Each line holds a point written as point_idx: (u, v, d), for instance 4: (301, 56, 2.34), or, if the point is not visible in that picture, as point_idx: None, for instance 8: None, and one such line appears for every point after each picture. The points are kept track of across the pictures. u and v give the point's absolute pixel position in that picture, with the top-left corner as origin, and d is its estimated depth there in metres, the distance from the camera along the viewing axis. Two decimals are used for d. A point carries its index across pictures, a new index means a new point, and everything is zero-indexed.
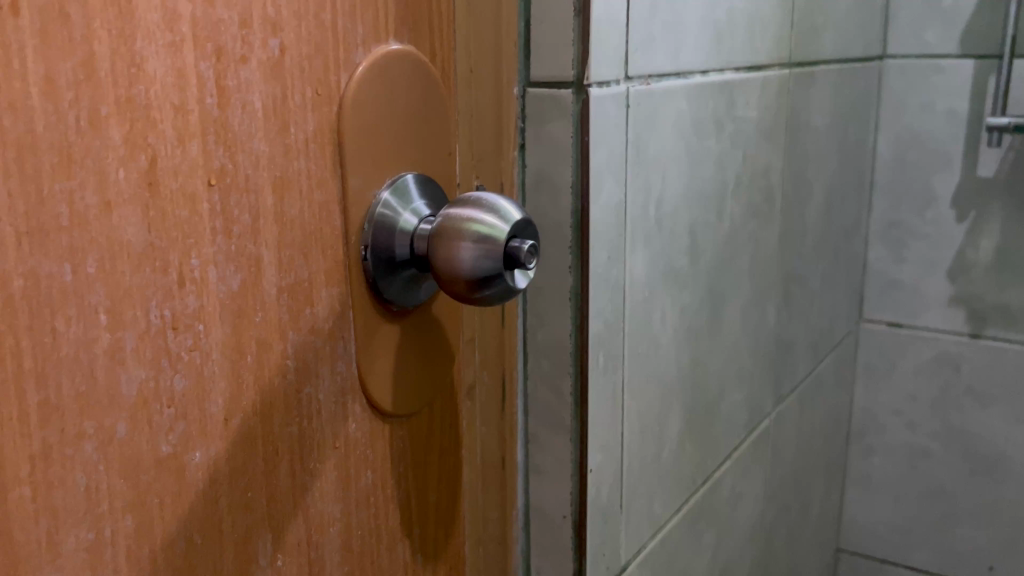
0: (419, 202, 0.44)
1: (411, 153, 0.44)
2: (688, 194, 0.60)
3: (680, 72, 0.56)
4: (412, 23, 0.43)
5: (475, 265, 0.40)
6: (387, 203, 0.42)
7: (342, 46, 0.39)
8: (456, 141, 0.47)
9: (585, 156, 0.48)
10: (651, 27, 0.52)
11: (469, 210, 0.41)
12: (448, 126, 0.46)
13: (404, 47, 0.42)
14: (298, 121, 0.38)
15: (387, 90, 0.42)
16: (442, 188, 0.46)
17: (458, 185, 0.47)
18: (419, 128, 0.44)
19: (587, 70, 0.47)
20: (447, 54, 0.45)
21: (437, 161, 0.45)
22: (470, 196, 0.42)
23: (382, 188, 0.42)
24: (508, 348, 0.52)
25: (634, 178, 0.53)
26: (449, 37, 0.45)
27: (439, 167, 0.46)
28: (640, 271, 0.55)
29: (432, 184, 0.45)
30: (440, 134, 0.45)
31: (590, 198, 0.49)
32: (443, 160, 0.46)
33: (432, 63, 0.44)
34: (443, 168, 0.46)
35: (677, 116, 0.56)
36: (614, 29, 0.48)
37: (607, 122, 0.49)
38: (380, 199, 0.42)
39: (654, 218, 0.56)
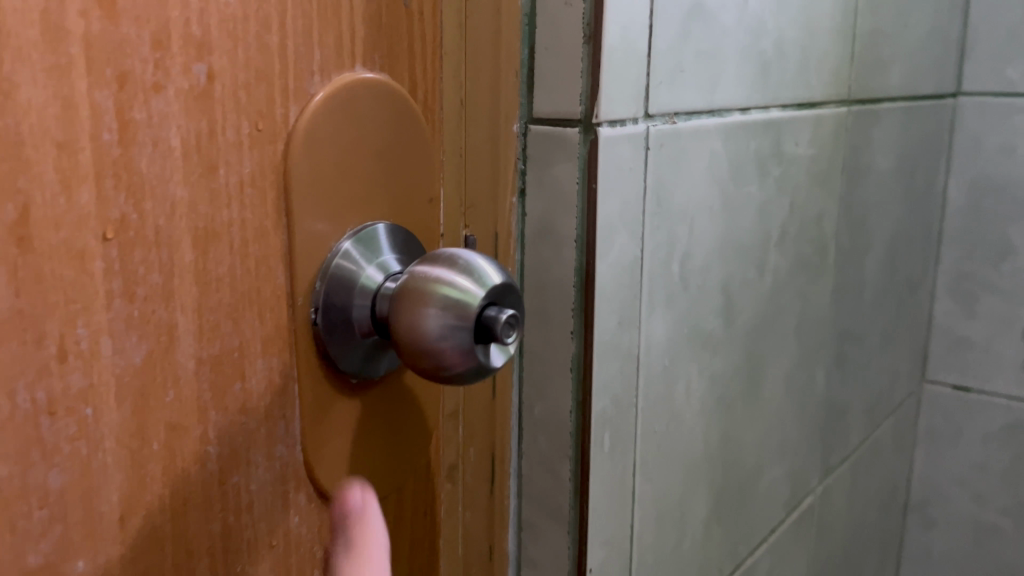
0: (389, 256, 0.37)
1: (380, 199, 0.37)
2: (723, 248, 0.52)
3: (716, 107, 0.49)
4: (387, 47, 0.36)
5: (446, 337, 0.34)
6: (349, 254, 0.36)
7: (292, 74, 0.33)
8: (442, 186, 0.40)
9: (592, 206, 0.41)
10: (681, 57, 0.45)
11: (440, 270, 0.34)
12: (430, 168, 0.39)
13: (375, 77, 0.36)
14: (231, 162, 0.31)
15: (352, 125, 0.35)
16: (422, 239, 0.39)
17: (442, 237, 0.41)
18: (393, 171, 0.37)
19: (597, 106, 0.40)
20: (433, 84, 0.39)
21: (415, 208, 0.39)
22: (444, 253, 0.35)
23: (343, 238, 0.36)
24: (500, 422, 0.45)
25: (655, 230, 0.45)
26: (434, 63, 0.39)
27: (417, 216, 0.39)
28: (660, 337, 0.47)
29: (407, 236, 0.38)
30: (420, 177, 0.39)
31: (596, 254, 0.42)
32: (423, 207, 0.39)
33: (412, 93, 0.38)
34: (423, 218, 0.39)
35: (710, 158, 0.49)
36: (633, 59, 0.41)
37: (621, 167, 0.42)
38: (340, 248, 0.36)
39: (680, 274, 0.48)
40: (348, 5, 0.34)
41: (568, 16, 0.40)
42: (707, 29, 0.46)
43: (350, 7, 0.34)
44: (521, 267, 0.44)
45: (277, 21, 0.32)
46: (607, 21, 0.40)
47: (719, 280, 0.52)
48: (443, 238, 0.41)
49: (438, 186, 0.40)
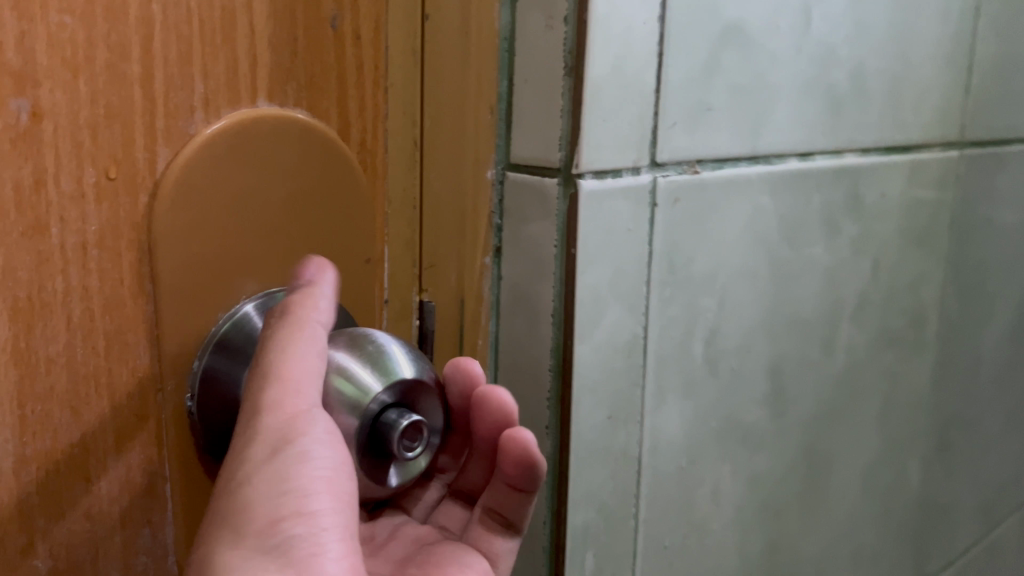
0: None
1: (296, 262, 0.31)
2: (774, 323, 0.42)
3: (761, 153, 0.39)
4: (306, 77, 0.30)
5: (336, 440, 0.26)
6: (248, 318, 0.29)
7: (161, 110, 0.26)
8: (385, 245, 0.34)
9: (572, 275, 0.33)
10: (710, 91, 0.36)
11: (340, 352, 0.27)
12: (367, 224, 0.33)
13: (288, 112, 0.29)
14: (68, 217, 0.25)
15: (249, 171, 0.29)
16: (353, 308, 0.33)
17: (385, 304, 0.35)
18: (311, 227, 0.31)
19: (579, 152, 0.32)
20: (375, 123, 0.32)
21: (346, 271, 0.32)
22: (354, 331, 0.28)
23: (240, 305, 0.29)
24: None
25: (668, 305, 0.36)
26: (376, 98, 0.32)
27: (349, 281, 0.33)
28: (677, 435, 0.38)
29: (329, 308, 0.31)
30: (353, 234, 0.32)
31: (575, 333, 0.34)
32: (358, 270, 0.33)
33: (344, 134, 0.31)
34: (358, 283, 0.33)
35: (753, 215, 0.39)
36: (633, 93, 0.33)
37: (615, 227, 0.34)
38: (234, 314, 0.29)
39: (707, 358, 0.39)
40: (247, 25, 0.28)
41: (549, 40, 0.32)
42: (748, 56, 0.37)
43: (250, 28, 0.28)
44: (495, 342, 0.37)
45: (139, 44, 0.25)
46: (592, 47, 0.32)
47: (766, 362, 0.42)
48: (388, 305, 0.35)
49: (380, 245, 0.34)
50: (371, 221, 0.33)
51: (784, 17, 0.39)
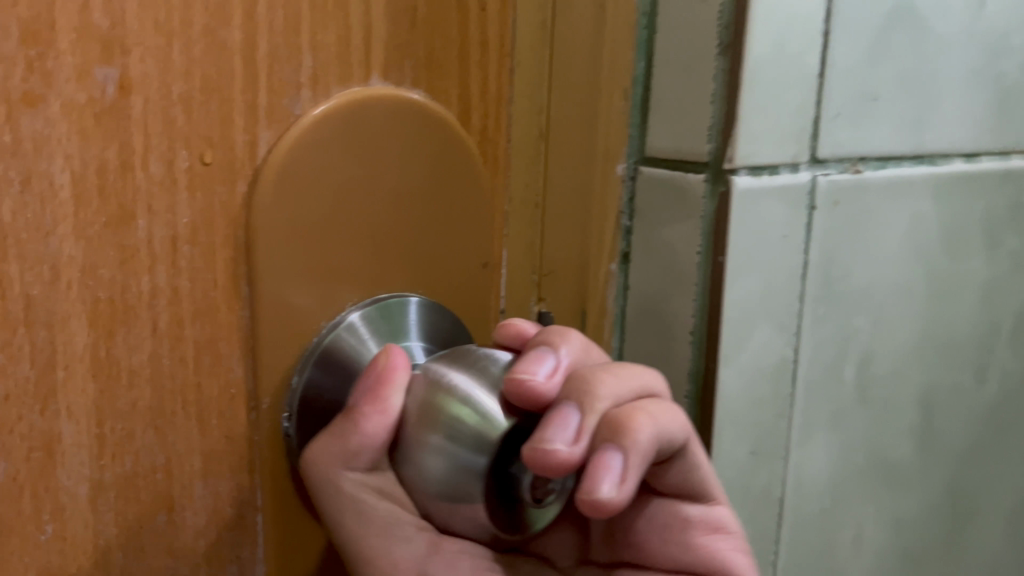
0: (415, 341, 0.26)
1: (415, 267, 0.27)
2: (927, 345, 0.37)
3: (926, 153, 0.34)
4: (423, 53, 0.26)
5: (455, 487, 0.21)
6: (355, 328, 0.25)
7: (264, 85, 0.23)
8: (503, 247, 0.31)
9: (718, 286, 0.29)
10: (877, 79, 0.31)
11: (462, 377, 0.22)
12: (485, 222, 0.29)
13: (403, 94, 0.26)
14: (157, 207, 0.22)
15: (362, 159, 0.25)
16: (467, 319, 0.29)
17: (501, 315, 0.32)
18: (426, 226, 0.27)
19: (733, 144, 0.28)
20: (497, 110, 0.29)
21: (463, 277, 0.28)
22: (473, 355, 0.23)
23: (344, 315, 0.25)
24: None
25: (821, 324, 0.31)
26: (502, 77, 0.29)
27: (465, 288, 0.29)
28: (821, 473, 0.33)
29: (446, 318, 0.27)
30: (473, 235, 0.28)
31: (721, 355, 0.29)
32: (474, 276, 0.29)
33: (464, 119, 0.28)
34: (476, 291, 0.29)
35: (912, 222, 0.34)
36: (798, 78, 0.28)
37: (769, 233, 0.29)
38: (342, 321, 0.25)
39: (858, 385, 0.34)
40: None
41: (699, 15, 0.28)
42: (918, 41, 0.32)
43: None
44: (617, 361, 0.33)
45: (241, 8, 0.22)
46: (754, 25, 0.27)
47: (916, 390, 0.37)
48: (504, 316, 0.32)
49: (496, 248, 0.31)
50: (488, 220, 0.29)
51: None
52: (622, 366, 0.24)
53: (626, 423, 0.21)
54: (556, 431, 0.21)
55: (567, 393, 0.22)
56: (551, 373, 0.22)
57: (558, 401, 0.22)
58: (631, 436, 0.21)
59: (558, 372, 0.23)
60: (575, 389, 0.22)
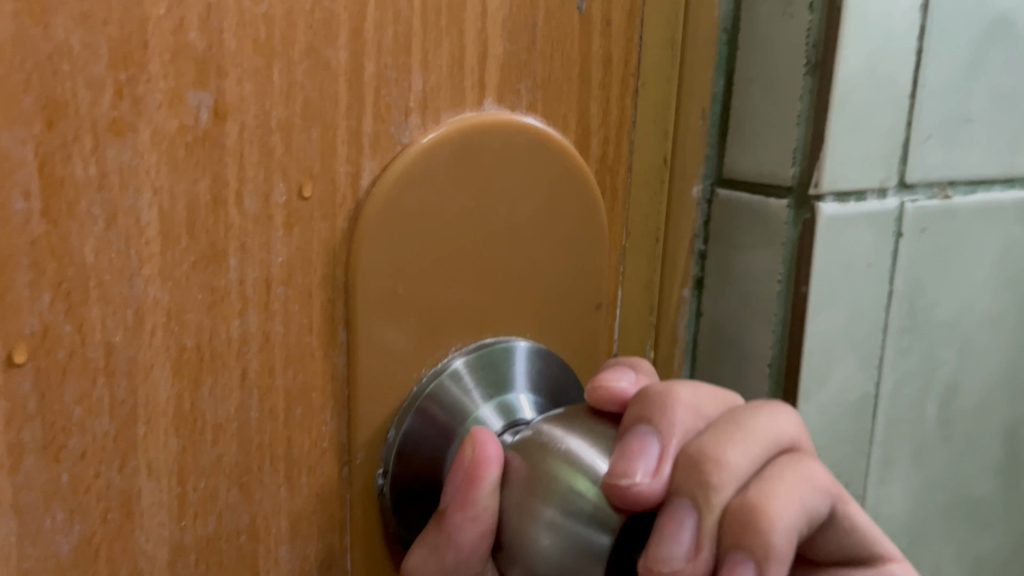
0: (520, 392, 0.25)
1: (520, 302, 0.26)
2: (1012, 374, 0.36)
3: (1017, 174, 0.32)
4: (543, 74, 0.25)
5: (570, 569, 0.19)
6: (459, 375, 0.24)
7: (370, 110, 0.22)
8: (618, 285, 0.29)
9: (799, 318, 0.27)
10: (974, 99, 0.29)
11: (575, 445, 0.20)
12: (592, 255, 0.27)
13: (516, 120, 0.24)
14: (250, 243, 0.20)
15: (473, 189, 0.23)
16: (569, 358, 0.28)
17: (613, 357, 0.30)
18: (534, 260, 0.26)
19: (819, 168, 0.25)
20: (618, 132, 0.28)
21: (567, 311, 0.27)
22: (579, 425, 0.21)
23: (448, 359, 0.24)
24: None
25: (905, 356, 0.30)
26: (625, 98, 0.28)
27: (571, 326, 0.27)
28: (896, 508, 0.32)
29: (550, 362, 0.26)
30: (578, 267, 0.27)
31: (801, 394, 0.27)
32: (580, 314, 0.28)
33: (583, 145, 0.27)
34: (580, 329, 0.28)
35: (1004, 248, 0.33)
36: (891, 98, 0.26)
37: (854, 263, 0.27)
38: (446, 367, 0.24)
39: (941, 421, 0.33)
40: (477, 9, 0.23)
41: (786, 32, 0.26)
42: (1014, 59, 0.31)
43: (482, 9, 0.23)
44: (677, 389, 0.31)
45: (348, 27, 0.21)
46: (843, 44, 0.25)
47: (1003, 425, 0.36)
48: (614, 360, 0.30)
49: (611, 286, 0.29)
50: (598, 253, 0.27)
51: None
52: (742, 427, 0.19)
53: (756, 516, 0.17)
54: (667, 546, 0.17)
55: (677, 485, 0.18)
56: (658, 463, 0.18)
57: (667, 502, 0.18)
58: (763, 538, 0.17)
59: (666, 457, 0.19)
60: (687, 481, 0.18)
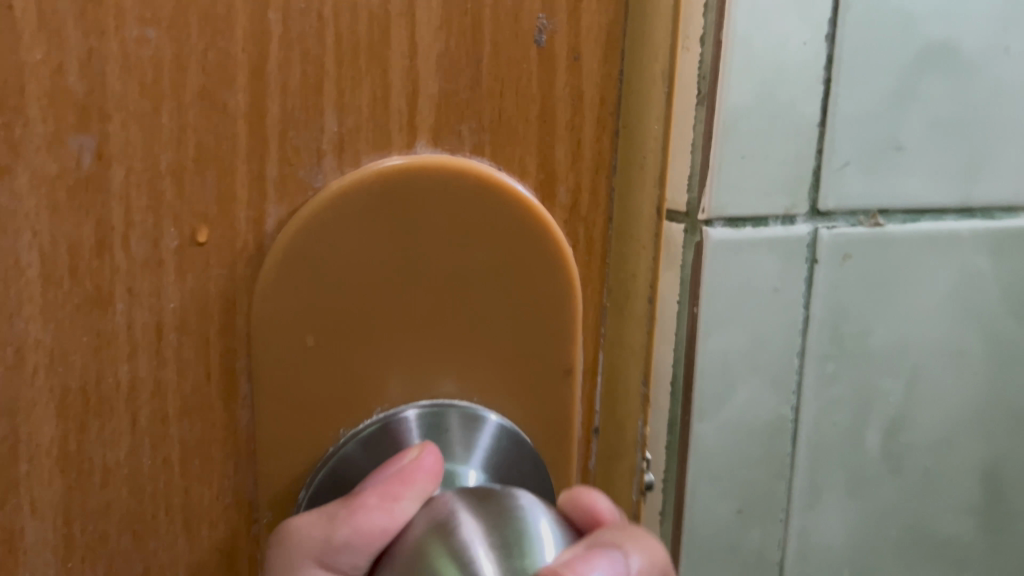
0: (472, 468, 0.23)
1: (464, 361, 0.24)
2: (985, 416, 0.33)
3: (975, 205, 0.30)
4: (493, 112, 0.24)
5: None
6: (389, 429, 0.23)
7: (276, 153, 0.21)
8: (594, 345, 0.27)
9: (693, 339, 0.27)
10: (904, 130, 0.29)
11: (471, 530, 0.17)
12: (554, 317, 0.24)
13: (459, 166, 0.23)
14: (140, 288, 0.21)
15: (395, 246, 0.22)
16: (539, 430, 0.25)
17: (592, 433, 0.29)
18: (486, 320, 0.24)
19: (704, 195, 0.26)
20: (591, 176, 0.27)
21: (531, 380, 0.25)
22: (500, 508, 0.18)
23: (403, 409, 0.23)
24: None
25: (833, 383, 0.30)
26: (599, 140, 0.27)
27: (533, 392, 0.25)
28: (834, 539, 0.31)
29: (503, 436, 0.24)
30: (544, 332, 0.24)
31: (696, 411, 0.28)
32: (547, 381, 0.25)
33: (547, 194, 0.26)
34: (547, 399, 0.25)
35: (959, 278, 0.31)
36: (791, 125, 0.27)
37: (756, 285, 0.28)
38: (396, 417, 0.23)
39: (887, 453, 0.31)
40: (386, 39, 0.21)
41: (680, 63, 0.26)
42: (966, 86, 0.29)
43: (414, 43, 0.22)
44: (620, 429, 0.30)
45: (246, 67, 0.21)
46: (727, 76, 0.25)
47: (978, 464, 0.33)
48: (597, 433, 0.30)
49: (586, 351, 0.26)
50: (563, 315, 0.25)
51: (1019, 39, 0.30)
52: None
53: None
54: None
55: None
56: None
57: None
58: None
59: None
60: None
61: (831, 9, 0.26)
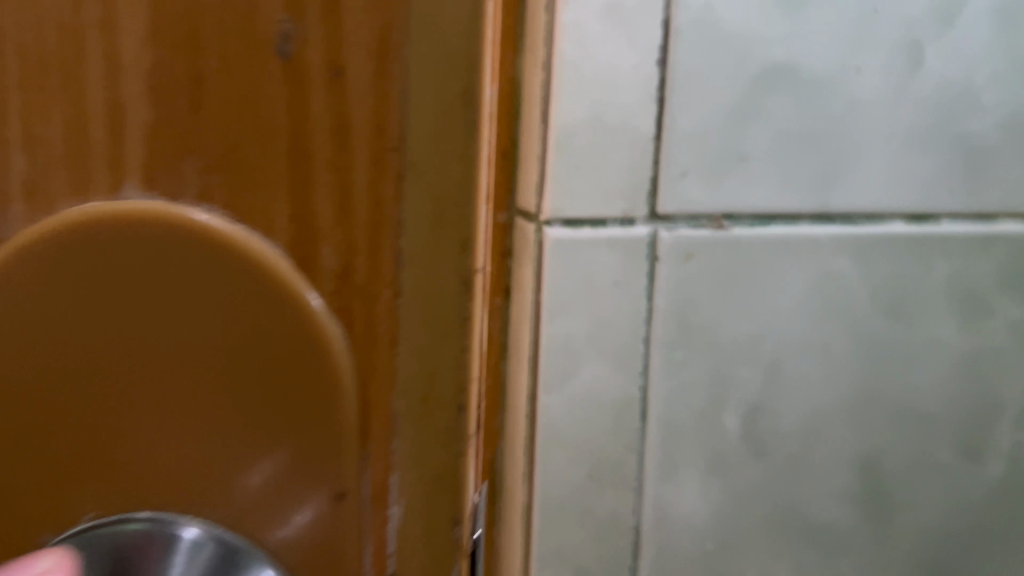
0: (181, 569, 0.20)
1: (144, 444, 0.21)
2: (866, 414, 0.36)
3: (832, 211, 0.34)
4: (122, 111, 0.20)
5: None
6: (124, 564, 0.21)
7: (22, 198, 0.20)
8: (390, 477, 0.21)
9: (539, 321, 0.32)
10: (745, 142, 0.32)
11: None
12: (321, 416, 0.20)
13: (185, 216, 0.20)
14: None
15: (150, 299, 0.20)
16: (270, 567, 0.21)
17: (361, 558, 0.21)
18: (194, 420, 0.21)
19: (542, 199, 0.31)
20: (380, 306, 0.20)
21: (283, 505, 0.21)
22: None
23: (182, 522, 0.21)
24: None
25: (683, 368, 0.33)
26: (260, 267, 0.20)
27: (258, 518, 0.21)
28: (690, 506, 0.35)
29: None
30: (247, 429, 0.20)
31: (541, 385, 0.32)
32: (292, 474, 0.21)
33: (194, 249, 0.20)
34: (319, 471, 0.21)
35: (818, 278, 0.34)
36: (625, 139, 0.31)
37: (596, 278, 0.32)
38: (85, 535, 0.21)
39: (746, 436, 0.35)
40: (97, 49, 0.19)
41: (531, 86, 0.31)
42: (813, 103, 0.33)
43: (109, 63, 0.19)
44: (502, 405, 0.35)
45: (102, 129, 0.20)
46: (559, 98, 0.30)
47: (852, 457, 0.36)
48: (370, 554, 0.21)
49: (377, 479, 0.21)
50: (331, 393, 0.20)
51: (871, 58, 0.33)
52: None
53: None
54: None
55: None
56: None
57: None
58: None
59: None
60: None
61: (660, 36, 0.30)
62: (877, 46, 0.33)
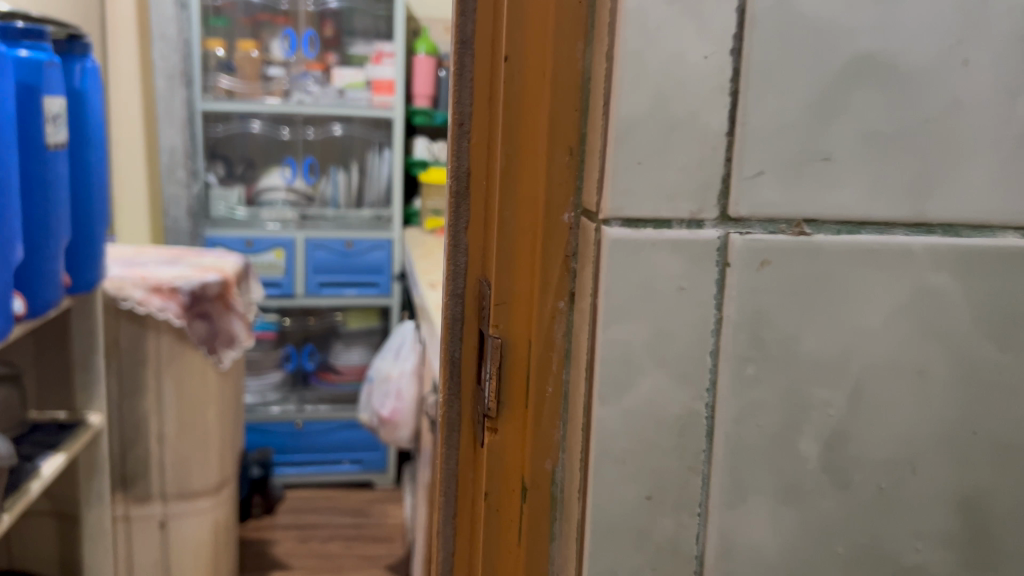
0: None
1: None
2: (969, 448, 0.32)
3: (932, 222, 0.31)
4: None
5: None
6: None
7: None
8: None
9: (597, 327, 0.30)
10: (831, 141, 0.29)
11: None
12: None
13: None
14: None
15: None
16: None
17: None
18: None
19: (603, 197, 0.29)
20: None
21: None
22: None
23: None
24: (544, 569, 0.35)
25: (754, 387, 0.31)
26: None
27: None
28: (762, 538, 0.32)
29: None
30: None
31: (597, 395, 0.30)
32: None
33: None
34: None
35: (914, 294, 0.31)
36: (695, 135, 0.29)
37: (659, 284, 0.29)
38: None
39: (825, 465, 0.32)
40: None
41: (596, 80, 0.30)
42: (910, 101, 0.30)
43: None
44: (565, 414, 0.34)
45: None
46: (624, 90, 0.28)
47: (950, 496, 0.32)
48: None
49: None
50: None
51: (980, 50, 0.30)
52: None
53: None
54: None
55: None
56: None
57: None
58: None
59: None
60: None
61: (736, 25, 0.28)
62: (988, 38, 0.30)
